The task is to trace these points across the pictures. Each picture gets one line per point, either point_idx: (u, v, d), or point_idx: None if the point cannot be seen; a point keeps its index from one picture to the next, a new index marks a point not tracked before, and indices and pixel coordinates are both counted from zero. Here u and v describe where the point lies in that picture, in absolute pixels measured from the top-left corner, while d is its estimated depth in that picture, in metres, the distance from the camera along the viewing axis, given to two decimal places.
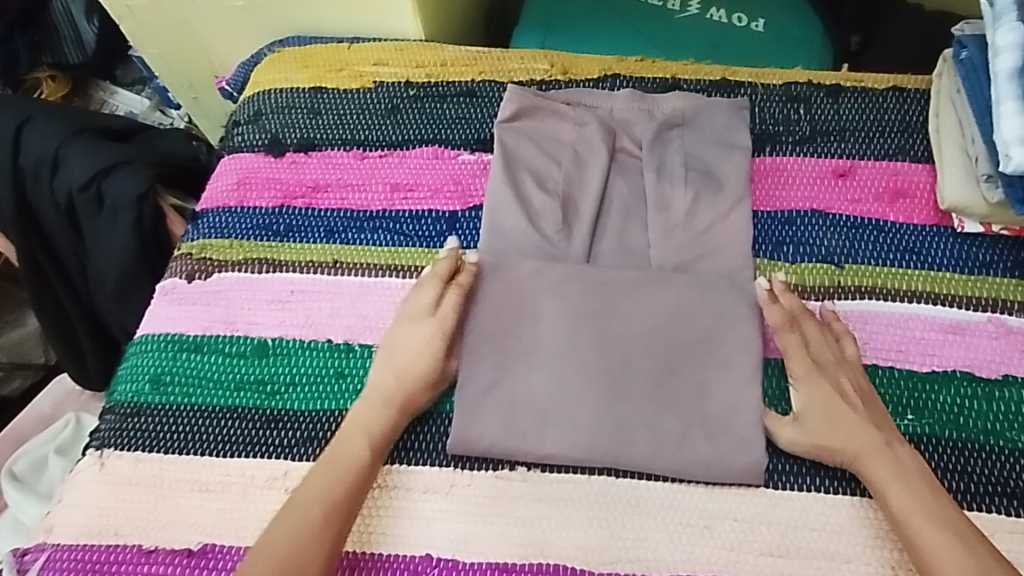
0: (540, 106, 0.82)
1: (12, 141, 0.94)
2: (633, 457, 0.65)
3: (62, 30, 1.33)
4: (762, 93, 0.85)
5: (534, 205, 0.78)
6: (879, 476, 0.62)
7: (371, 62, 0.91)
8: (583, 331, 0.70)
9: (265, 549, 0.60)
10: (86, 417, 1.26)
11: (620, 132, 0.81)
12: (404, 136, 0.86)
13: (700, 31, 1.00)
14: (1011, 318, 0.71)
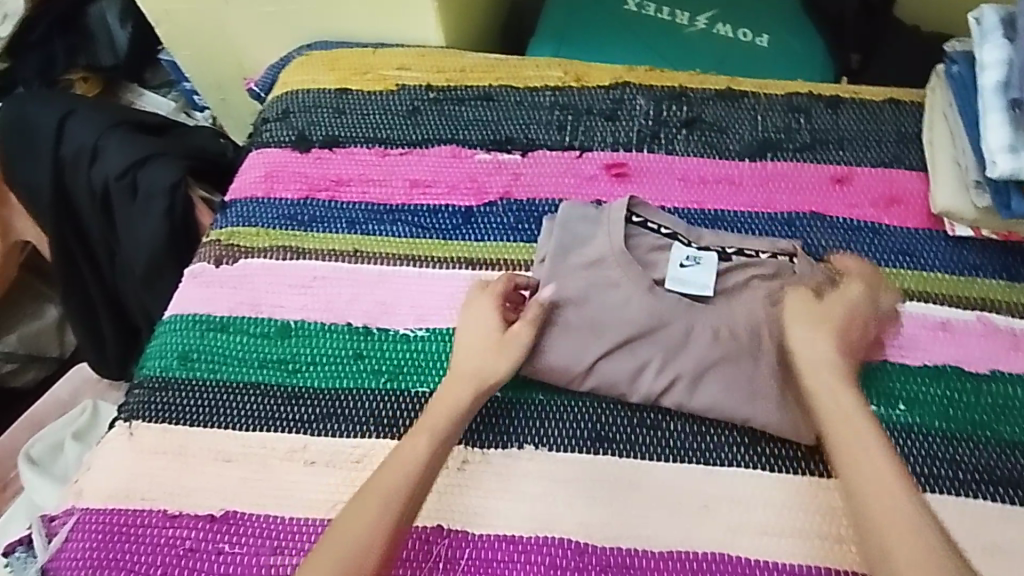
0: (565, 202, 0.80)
1: (54, 132, 0.99)
2: (659, 439, 0.70)
3: (97, 34, 1.39)
4: (766, 103, 0.89)
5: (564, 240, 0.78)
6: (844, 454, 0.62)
7: (394, 67, 0.96)
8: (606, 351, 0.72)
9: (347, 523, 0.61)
10: (103, 404, 1.30)
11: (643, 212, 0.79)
12: (424, 135, 0.91)
13: (706, 46, 1.05)
14: (998, 317, 0.74)
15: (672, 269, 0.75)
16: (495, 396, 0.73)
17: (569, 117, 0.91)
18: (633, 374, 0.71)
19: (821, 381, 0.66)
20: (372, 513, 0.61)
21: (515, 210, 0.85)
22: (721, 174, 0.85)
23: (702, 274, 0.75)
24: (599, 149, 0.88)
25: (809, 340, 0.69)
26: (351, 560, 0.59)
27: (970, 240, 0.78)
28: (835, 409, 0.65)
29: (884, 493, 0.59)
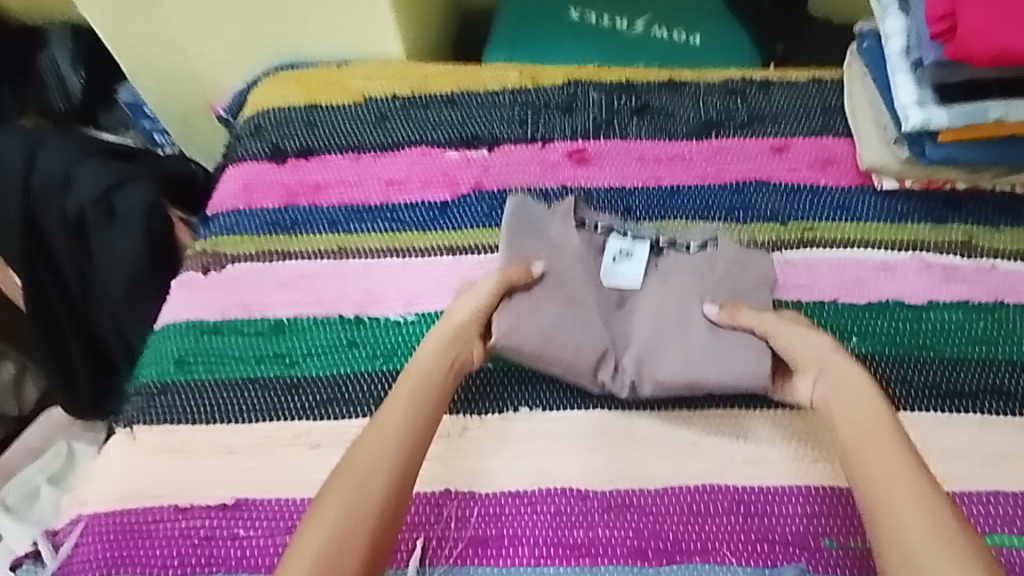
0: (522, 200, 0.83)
1: (22, 164, 0.99)
2: None
3: (48, 80, 1.40)
4: (705, 90, 0.99)
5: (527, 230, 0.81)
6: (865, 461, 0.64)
7: (360, 80, 1.01)
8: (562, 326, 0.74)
9: (345, 475, 0.63)
10: (79, 445, 1.27)
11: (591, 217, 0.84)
12: (396, 138, 0.96)
13: (647, 45, 1.15)
14: (929, 255, 0.83)
15: (607, 263, 0.80)
16: (486, 366, 0.76)
17: (529, 113, 0.98)
18: (586, 347, 0.74)
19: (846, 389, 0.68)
20: (370, 466, 0.63)
21: (488, 199, 0.90)
22: (672, 152, 0.94)
23: (635, 265, 0.80)
24: (560, 138, 0.95)
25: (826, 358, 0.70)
26: (346, 509, 0.61)
27: (897, 191, 0.88)
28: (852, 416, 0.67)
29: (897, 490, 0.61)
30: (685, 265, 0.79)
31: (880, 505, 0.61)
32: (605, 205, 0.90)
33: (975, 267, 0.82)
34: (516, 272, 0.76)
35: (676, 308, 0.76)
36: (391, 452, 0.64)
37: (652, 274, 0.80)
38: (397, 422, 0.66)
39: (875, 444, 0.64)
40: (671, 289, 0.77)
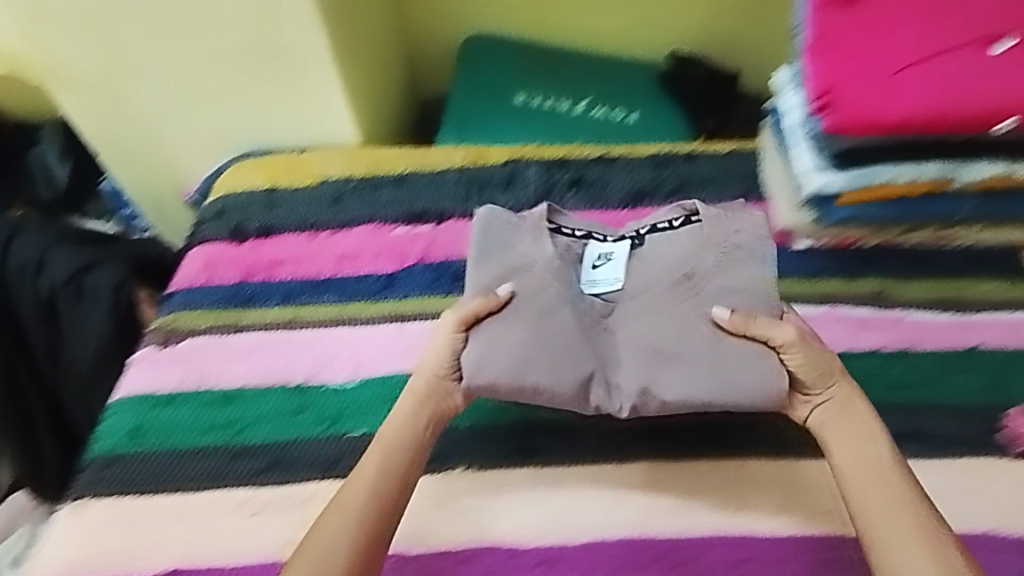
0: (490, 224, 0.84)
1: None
2: (576, 446, 0.78)
3: (36, 172, 1.50)
4: (635, 162, 1.07)
5: (501, 255, 0.82)
6: (873, 506, 0.67)
7: (318, 164, 1.09)
8: (550, 350, 0.75)
9: (318, 542, 0.67)
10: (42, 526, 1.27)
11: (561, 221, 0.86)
12: (350, 216, 1.03)
13: (587, 124, 1.25)
14: (844, 308, 0.88)
15: (585, 271, 0.83)
16: (459, 427, 0.80)
17: (474, 189, 1.05)
18: (577, 372, 0.74)
19: (852, 435, 0.71)
20: (341, 524, 0.68)
21: (433, 268, 0.96)
22: (606, 220, 1.00)
23: (612, 270, 0.83)
24: (501, 211, 1.03)
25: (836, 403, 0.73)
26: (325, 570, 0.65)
27: (813, 249, 0.94)
28: (860, 461, 0.70)
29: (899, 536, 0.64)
30: (671, 271, 0.80)
31: (884, 549, 0.64)
32: None
33: (886, 317, 0.87)
34: (485, 308, 0.77)
35: (671, 318, 0.77)
36: (361, 508, 0.69)
37: (630, 278, 0.82)
38: (366, 479, 0.70)
39: (883, 489, 0.67)
40: (659, 299, 0.78)
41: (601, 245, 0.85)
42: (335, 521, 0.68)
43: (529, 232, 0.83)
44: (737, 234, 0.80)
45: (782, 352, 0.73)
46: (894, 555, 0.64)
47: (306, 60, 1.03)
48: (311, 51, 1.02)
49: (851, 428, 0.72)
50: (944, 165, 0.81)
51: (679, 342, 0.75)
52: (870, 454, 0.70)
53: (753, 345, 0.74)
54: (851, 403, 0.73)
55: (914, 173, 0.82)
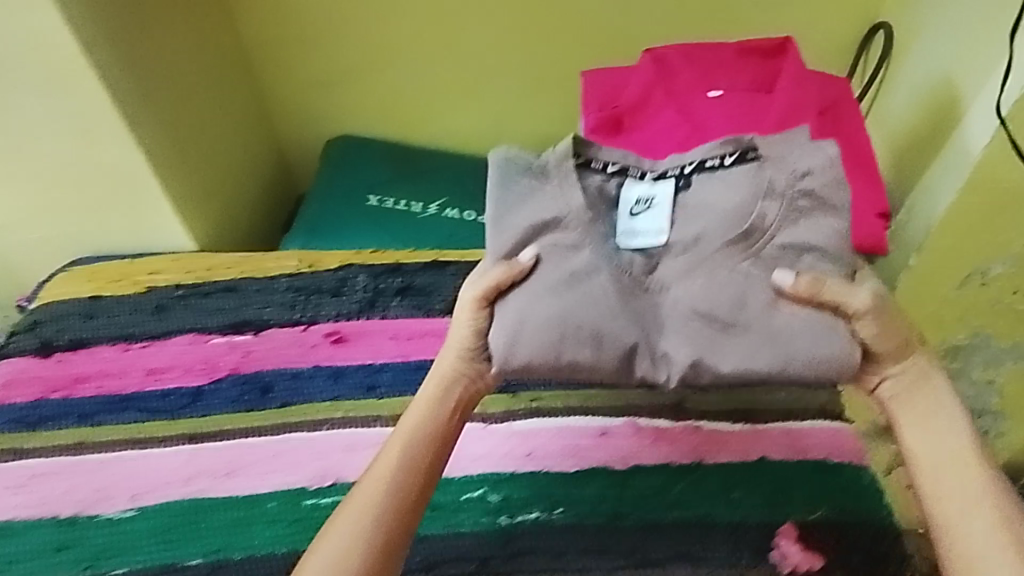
0: (506, 176, 0.82)
1: None
2: None
3: None
4: (465, 269, 1.09)
5: (523, 209, 0.80)
6: (941, 491, 0.69)
7: (147, 272, 1.09)
8: (605, 315, 0.73)
9: (346, 540, 0.67)
10: None
11: (591, 159, 0.83)
12: (168, 326, 1.02)
13: (438, 226, 1.27)
14: (642, 419, 0.89)
15: (623, 219, 0.80)
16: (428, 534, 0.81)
17: (301, 297, 1.06)
18: (622, 340, 0.73)
19: (931, 414, 0.73)
20: (367, 516, 0.68)
21: (241, 383, 0.95)
22: (425, 329, 1.01)
23: (654, 219, 0.80)
24: (324, 320, 1.03)
25: (923, 384, 0.74)
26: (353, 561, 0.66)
27: None
28: (936, 443, 0.71)
29: (977, 523, 0.66)
30: (729, 223, 0.76)
31: (949, 531, 0.67)
32: (351, 384, 0.95)
33: (682, 426, 0.89)
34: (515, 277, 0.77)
35: (764, 276, 0.75)
36: (392, 500, 0.70)
37: (675, 228, 0.79)
38: (387, 471, 0.71)
39: (964, 473, 0.69)
40: (710, 259, 0.76)
41: (640, 185, 0.82)
42: (357, 514, 0.69)
43: (556, 181, 0.80)
44: (803, 180, 0.76)
45: (854, 320, 0.73)
46: (964, 536, 0.66)
47: (128, 177, 1.04)
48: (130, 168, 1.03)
49: (919, 408, 0.73)
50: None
51: (760, 301, 0.73)
52: (951, 439, 0.71)
53: (821, 314, 0.73)
54: (917, 383, 0.74)
55: None
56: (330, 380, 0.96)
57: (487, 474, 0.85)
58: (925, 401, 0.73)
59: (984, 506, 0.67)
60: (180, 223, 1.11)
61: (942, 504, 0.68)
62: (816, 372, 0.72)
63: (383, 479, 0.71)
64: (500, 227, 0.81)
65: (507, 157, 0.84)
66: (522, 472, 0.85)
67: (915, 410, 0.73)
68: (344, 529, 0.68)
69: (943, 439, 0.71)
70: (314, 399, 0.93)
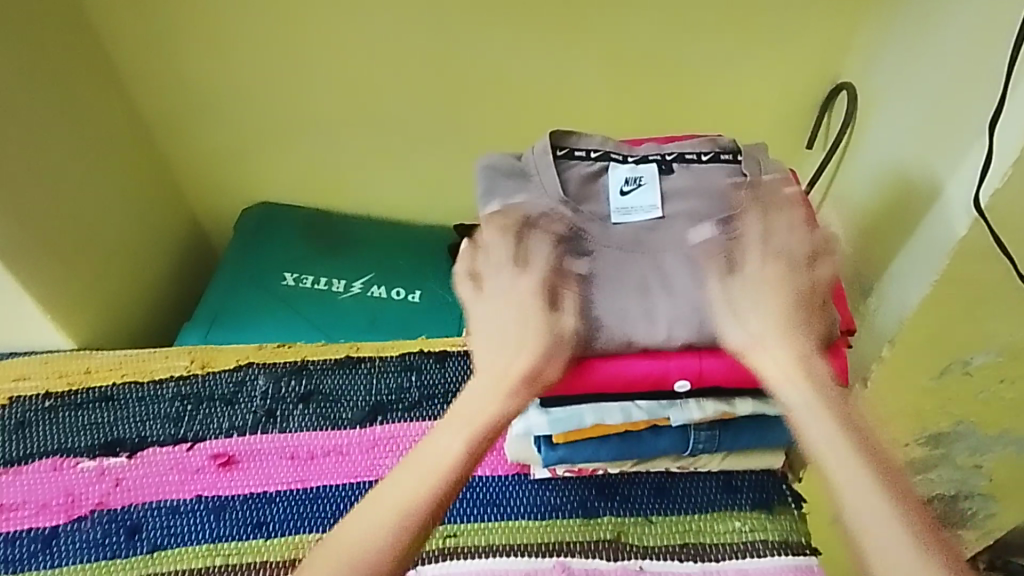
0: (495, 175, 0.77)
1: None
2: None
3: None
4: (380, 366, 0.96)
5: (509, 199, 0.75)
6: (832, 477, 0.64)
7: (10, 377, 0.94)
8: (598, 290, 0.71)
9: (381, 513, 0.63)
10: None
11: (566, 146, 0.78)
12: (28, 449, 0.87)
13: (361, 309, 1.15)
14: (572, 560, 0.77)
15: (614, 198, 0.75)
16: None
17: (189, 407, 0.92)
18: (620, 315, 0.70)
19: (798, 378, 0.68)
20: (411, 500, 0.64)
21: (105, 521, 0.81)
22: (329, 446, 0.88)
23: (645, 196, 0.75)
24: (212, 437, 0.89)
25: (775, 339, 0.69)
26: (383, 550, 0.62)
27: (550, 476, 0.83)
28: (806, 413, 0.66)
29: (876, 513, 0.62)
30: (709, 200, 0.75)
31: (855, 526, 0.62)
32: (235, 520, 0.81)
33: (621, 569, 0.76)
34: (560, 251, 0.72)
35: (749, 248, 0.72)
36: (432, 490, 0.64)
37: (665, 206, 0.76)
38: (443, 458, 0.66)
39: (848, 452, 0.64)
40: (696, 233, 0.73)
41: (624, 167, 0.77)
42: (400, 498, 0.64)
43: (539, 175, 0.76)
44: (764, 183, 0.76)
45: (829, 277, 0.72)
46: (870, 528, 0.61)
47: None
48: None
49: (764, 334, 0.68)
50: (650, 403, 0.74)
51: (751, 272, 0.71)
52: (830, 407, 0.66)
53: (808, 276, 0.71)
54: (777, 295, 0.69)
55: (622, 413, 0.74)
56: (210, 516, 0.82)
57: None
58: (797, 365, 0.68)
59: (874, 491, 0.62)
60: (50, 321, 0.97)
61: (838, 494, 0.63)
62: (815, 333, 0.70)
63: (436, 464, 0.66)
64: (484, 221, 0.74)
65: (491, 162, 0.79)
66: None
67: (791, 371, 0.68)
68: (388, 510, 0.63)
69: (814, 411, 0.66)
70: (187, 543, 0.80)
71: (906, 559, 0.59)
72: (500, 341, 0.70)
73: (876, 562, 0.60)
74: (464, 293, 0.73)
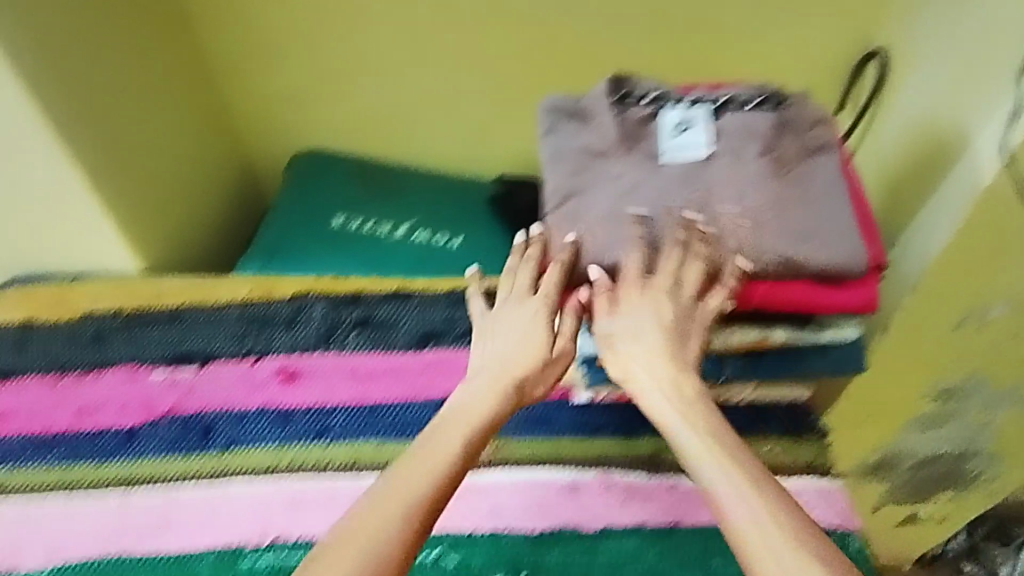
0: (557, 116, 0.81)
1: None
2: None
3: None
4: (431, 300, 1.02)
5: (569, 142, 0.79)
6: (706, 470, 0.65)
7: (86, 298, 1.01)
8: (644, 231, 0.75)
9: (394, 486, 0.64)
10: None
11: (625, 88, 0.80)
12: (106, 359, 0.95)
13: (406, 251, 1.21)
14: (614, 473, 0.83)
15: (665, 137, 0.77)
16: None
17: (252, 329, 0.98)
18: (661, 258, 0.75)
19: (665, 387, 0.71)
20: (423, 475, 0.65)
21: (180, 423, 0.88)
22: (384, 367, 0.94)
23: (696, 137, 0.77)
24: (275, 355, 0.95)
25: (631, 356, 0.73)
26: (396, 518, 0.62)
27: (589, 401, 0.88)
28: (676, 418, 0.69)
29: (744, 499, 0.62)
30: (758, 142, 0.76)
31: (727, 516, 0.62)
32: (302, 428, 0.88)
33: (658, 483, 0.83)
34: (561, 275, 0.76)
35: (789, 195, 0.75)
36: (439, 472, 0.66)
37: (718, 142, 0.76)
38: (453, 443, 0.68)
39: (718, 449, 0.66)
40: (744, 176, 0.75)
41: (676, 110, 0.78)
42: (415, 475, 0.65)
43: (597, 117, 0.79)
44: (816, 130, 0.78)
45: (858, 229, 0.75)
46: (746, 513, 0.61)
47: (64, 197, 0.96)
48: (60, 187, 0.95)
49: (638, 361, 0.73)
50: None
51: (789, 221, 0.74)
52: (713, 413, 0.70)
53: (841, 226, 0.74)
54: (652, 326, 0.74)
55: None
56: (277, 424, 0.88)
57: (439, 536, 0.78)
58: (667, 374, 0.72)
59: (743, 479, 0.64)
60: (125, 244, 1.03)
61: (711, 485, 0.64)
62: (839, 271, 0.74)
63: (457, 431, 0.70)
64: (544, 157, 0.80)
65: (554, 103, 0.82)
66: (478, 533, 0.78)
67: (664, 380, 0.72)
68: (419, 484, 0.65)
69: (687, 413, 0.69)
70: (257, 446, 0.86)
71: (780, 540, 0.59)
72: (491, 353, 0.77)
73: (757, 558, 0.59)
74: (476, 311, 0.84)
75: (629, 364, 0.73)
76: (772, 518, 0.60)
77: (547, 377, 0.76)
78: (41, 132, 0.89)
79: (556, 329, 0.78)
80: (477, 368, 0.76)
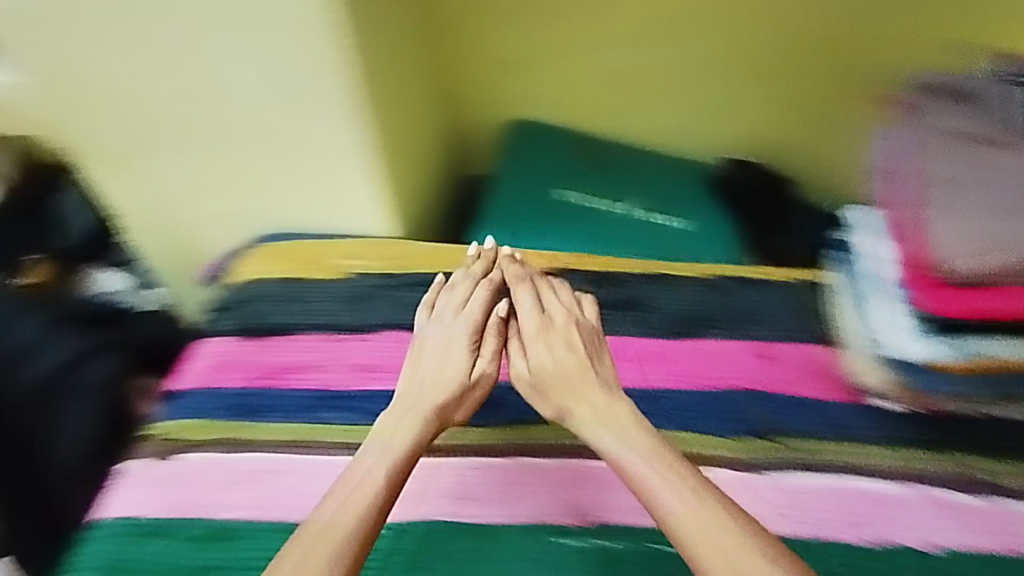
0: (917, 124, 0.89)
1: None
2: None
3: None
4: (687, 284, 0.99)
5: (935, 140, 0.86)
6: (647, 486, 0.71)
7: (341, 255, 1.02)
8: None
9: (364, 477, 0.74)
10: None
11: (979, 106, 0.89)
12: (371, 320, 0.95)
13: (639, 230, 1.16)
14: (932, 488, 0.78)
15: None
16: None
17: None
18: None
19: (630, 405, 0.79)
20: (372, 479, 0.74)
21: None
22: (656, 351, 0.92)
23: None
24: None
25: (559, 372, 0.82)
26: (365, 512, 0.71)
27: (888, 407, 0.84)
28: (614, 440, 0.76)
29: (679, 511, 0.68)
30: None
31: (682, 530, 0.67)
32: None
33: (984, 501, 0.77)
34: (484, 305, 0.91)
35: None
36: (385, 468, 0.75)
37: None
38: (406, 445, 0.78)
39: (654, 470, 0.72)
40: None
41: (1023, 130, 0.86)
42: (359, 474, 0.75)
43: (955, 125, 0.87)
44: None
45: None
46: (701, 529, 0.66)
47: (335, 158, 0.95)
48: (335, 147, 0.94)
49: (600, 383, 0.81)
50: None
51: None
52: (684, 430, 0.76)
53: None
54: (565, 358, 0.83)
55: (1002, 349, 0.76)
56: None
57: (643, 528, 0.76)
58: (585, 396, 0.80)
59: (696, 488, 0.70)
60: (379, 206, 1.02)
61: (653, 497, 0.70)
62: None
63: (393, 454, 0.77)
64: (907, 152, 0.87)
65: (883, 135, 0.94)
66: (580, 527, 0.76)
67: (580, 404, 0.80)
68: (363, 491, 0.73)
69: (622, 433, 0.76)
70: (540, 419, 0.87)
71: (720, 544, 0.65)
72: (434, 361, 0.86)
73: (706, 557, 0.65)
74: (417, 319, 0.92)
75: (557, 399, 0.81)
76: (733, 532, 0.66)
77: (466, 404, 0.84)
78: (335, 94, 0.88)
79: (478, 351, 0.88)
80: (410, 396, 0.83)
